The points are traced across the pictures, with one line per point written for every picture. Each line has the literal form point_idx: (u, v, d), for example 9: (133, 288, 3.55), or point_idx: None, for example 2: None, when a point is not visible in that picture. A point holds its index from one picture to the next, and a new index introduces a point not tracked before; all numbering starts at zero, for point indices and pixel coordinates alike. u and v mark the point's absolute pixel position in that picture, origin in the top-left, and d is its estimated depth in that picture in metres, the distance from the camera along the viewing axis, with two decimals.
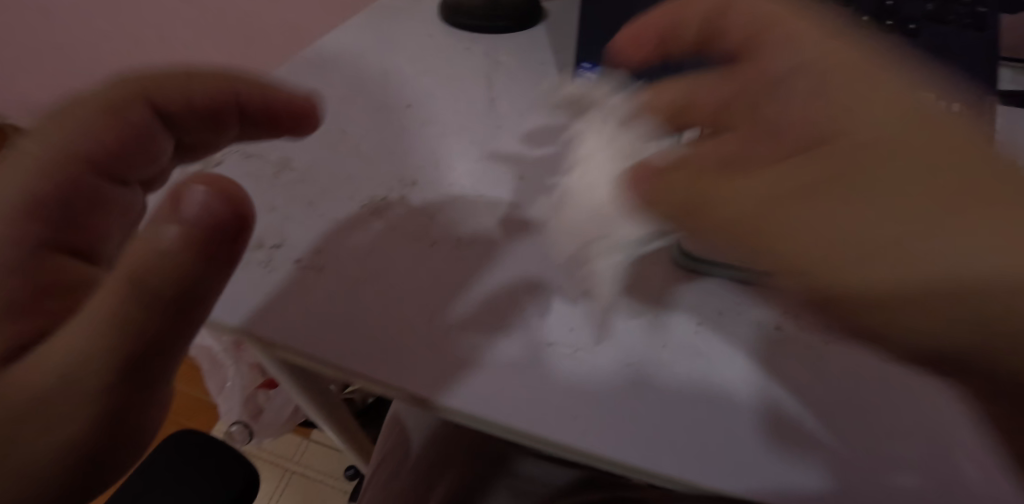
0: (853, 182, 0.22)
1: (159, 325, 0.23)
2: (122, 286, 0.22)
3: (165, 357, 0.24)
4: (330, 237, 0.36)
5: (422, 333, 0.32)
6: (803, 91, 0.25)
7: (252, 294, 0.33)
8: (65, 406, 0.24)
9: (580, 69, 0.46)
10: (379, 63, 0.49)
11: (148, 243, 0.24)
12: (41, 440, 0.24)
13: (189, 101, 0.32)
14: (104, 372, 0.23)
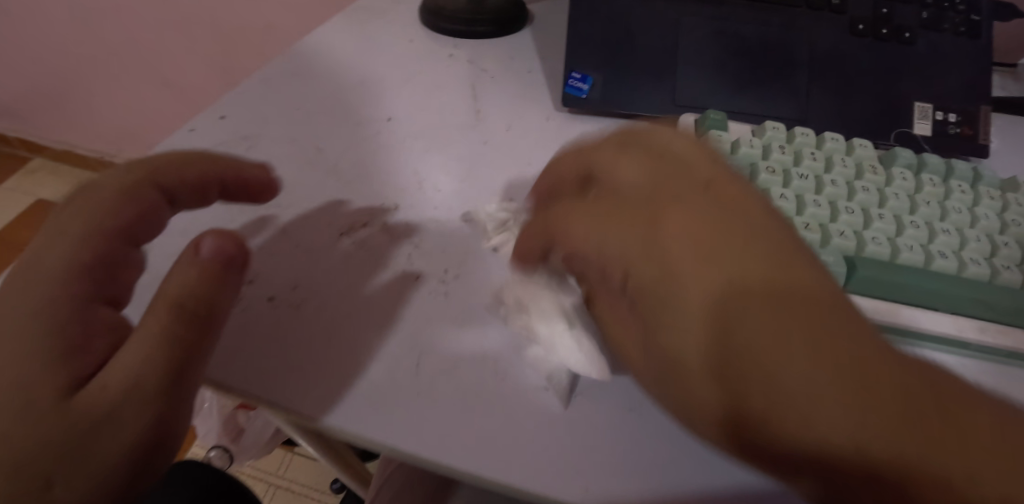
0: (779, 307, 0.24)
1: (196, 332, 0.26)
2: (174, 320, 0.26)
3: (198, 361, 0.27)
4: (307, 271, 0.34)
5: (409, 379, 0.30)
6: (689, 222, 0.27)
7: (222, 337, 0.31)
8: (131, 416, 0.25)
9: (571, 80, 0.45)
10: (354, 71, 0.46)
11: (174, 279, 0.27)
12: (122, 444, 0.24)
13: (184, 177, 0.31)
14: (162, 369, 0.25)
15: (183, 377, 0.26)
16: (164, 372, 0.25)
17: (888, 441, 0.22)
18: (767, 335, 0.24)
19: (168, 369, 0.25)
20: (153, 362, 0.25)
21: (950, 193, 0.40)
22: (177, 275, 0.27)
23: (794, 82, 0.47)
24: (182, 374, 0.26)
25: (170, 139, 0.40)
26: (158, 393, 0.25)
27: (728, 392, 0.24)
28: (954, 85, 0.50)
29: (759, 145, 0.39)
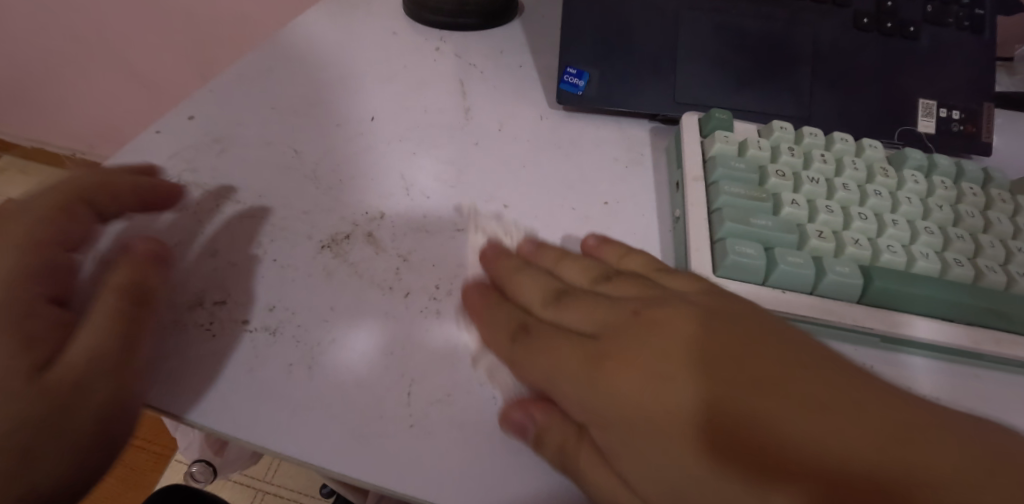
0: (746, 350, 0.27)
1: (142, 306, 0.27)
2: (121, 297, 0.27)
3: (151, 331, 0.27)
4: (286, 290, 0.31)
5: (400, 410, 0.28)
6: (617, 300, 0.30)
7: (195, 367, 0.28)
8: (97, 383, 0.25)
9: (566, 76, 0.42)
10: (332, 66, 0.43)
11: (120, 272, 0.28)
12: (92, 411, 0.25)
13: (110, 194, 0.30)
14: (116, 342, 0.26)
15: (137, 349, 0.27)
16: (116, 338, 0.26)
17: (870, 457, 0.23)
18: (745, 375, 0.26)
19: (120, 334, 0.26)
20: (102, 331, 0.26)
21: (961, 196, 0.38)
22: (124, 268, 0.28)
23: (798, 78, 0.45)
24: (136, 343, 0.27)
25: (133, 144, 0.36)
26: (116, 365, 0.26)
27: (720, 435, 0.25)
28: (958, 81, 0.48)
29: (767, 146, 0.37)
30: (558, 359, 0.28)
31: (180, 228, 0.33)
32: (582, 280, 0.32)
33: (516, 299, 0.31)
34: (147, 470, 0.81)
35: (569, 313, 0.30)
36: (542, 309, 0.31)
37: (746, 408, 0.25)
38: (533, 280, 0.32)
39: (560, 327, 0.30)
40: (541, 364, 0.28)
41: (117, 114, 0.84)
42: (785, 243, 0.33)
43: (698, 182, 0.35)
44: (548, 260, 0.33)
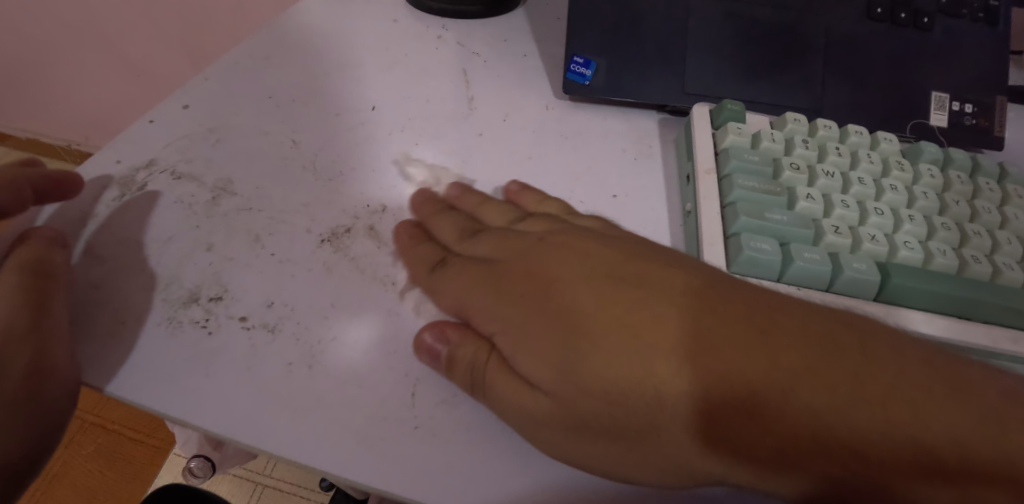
0: (720, 314, 0.27)
1: (37, 280, 0.27)
2: (22, 272, 0.27)
3: (54, 297, 0.28)
4: (285, 286, 0.30)
5: (405, 411, 0.27)
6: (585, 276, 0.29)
7: (191, 368, 0.27)
8: (18, 350, 0.26)
9: (573, 66, 0.41)
10: (331, 54, 0.41)
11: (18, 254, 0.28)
12: (21, 374, 0.25)
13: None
14: (20, 310, 0.26)
15: (49, 310, 0.27)
16: (26, 305, 0.27)
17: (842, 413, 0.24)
18: (721, 341, 0.26)
19: (28, 300, 0.27)
20: (10, 300, 0.27)
21: (978, 191, 0.38)
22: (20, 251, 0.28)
23: (810, 69, 0.44)
24: (47, 306, 0.27)
25: (125, 133, 0.35)
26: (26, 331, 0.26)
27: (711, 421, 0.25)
28: (972, 74, 0.47)
29: (780, 139, 0.36)
30: (483, 291, 0.30)
31: (173, 221, 0.32)
32: (498, 221, 0.34)
33: (435, 237, 0.33)
34: (144, 464, 0.80)
35: (487, 248, 0.32)
36: (457, 244, 0.33)
37: (722, 374, 0.25)
38: (449, 221, 0.34)
39: (472, 257, 0.32)
40: (483, 296, 0.29)
41: (110, 105, 0.83)
42: (800, 239, 0.32)
43: (710, 176, 0.34)
44: (467, 203, 0.35)
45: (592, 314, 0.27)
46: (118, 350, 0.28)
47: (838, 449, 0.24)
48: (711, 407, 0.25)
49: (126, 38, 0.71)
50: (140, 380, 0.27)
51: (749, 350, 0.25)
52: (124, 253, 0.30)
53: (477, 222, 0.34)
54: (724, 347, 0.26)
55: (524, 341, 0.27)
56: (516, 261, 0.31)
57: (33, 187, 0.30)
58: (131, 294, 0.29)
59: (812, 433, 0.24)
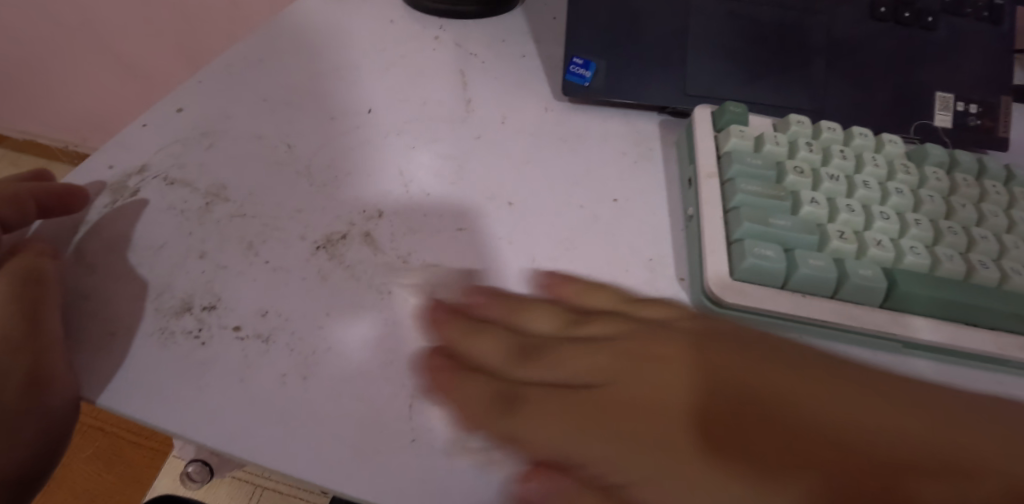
0: (729, 372, 0.30)
1: (32, 290, 0.27)
2: (15, 281, 0.27)
3: (49, 308, 0.27)
4: (280, 294, 0.30)
5: (402, 423, 0.27)
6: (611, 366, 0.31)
7: (183, 379, 0.27)
8: (14, 362, 0.25)
9: (572, 67, 0.40)
10: (327, 56, 0.41)
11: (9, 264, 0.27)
12: (17, 385, 0.24)
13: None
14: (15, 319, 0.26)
15: (44, 321, 0.26)
16: (18, 318, 0.26)
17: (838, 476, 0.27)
18: (737, 398, 0.29)
19: (22, 314, 0.26)
20: (3, 313, 0.26)
21: (984, 194, 0.37)
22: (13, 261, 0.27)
23: (813, 69, 0.43)
24: (41, 317, 0.26)
25: (116, 138, 0.34)
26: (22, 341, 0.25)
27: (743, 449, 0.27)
28: (976, 74, 0.46)
29: (784, 141, 0.35)
30: (534, 399, 0.28)
31: (166, 228, 0.31)
32: (545, 328, 0.31)
33: (487, 347, 0.30)
34: (142, 467, 0.79)
35: (544, 323, 0.31)
36: (510, 359, 0.30)
37: (752, 453, 0.27)
38: (545, 320, 0.31)
39: (540, 388, 0.29)
40: (541, 421, 0.27)
41: (107, 106, 0.82)
42: (805, 243, 0.32)
43: (713, 179, 0.34)
44: (502, 311, 0.31)
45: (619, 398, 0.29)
46: (109, 361, 0.27)
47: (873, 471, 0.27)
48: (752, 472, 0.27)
49: (121, 38, 0.70)
50: (131, 393, 0.26)
51: (760, 387, 0.30)
52: (115, 262, 0.30)
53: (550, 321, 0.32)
54: (737, 383, 0.30)
55: (557, 427, 0.27)
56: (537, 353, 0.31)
57: (36, 201, 0.30)
58: (123, 304, 0.28)
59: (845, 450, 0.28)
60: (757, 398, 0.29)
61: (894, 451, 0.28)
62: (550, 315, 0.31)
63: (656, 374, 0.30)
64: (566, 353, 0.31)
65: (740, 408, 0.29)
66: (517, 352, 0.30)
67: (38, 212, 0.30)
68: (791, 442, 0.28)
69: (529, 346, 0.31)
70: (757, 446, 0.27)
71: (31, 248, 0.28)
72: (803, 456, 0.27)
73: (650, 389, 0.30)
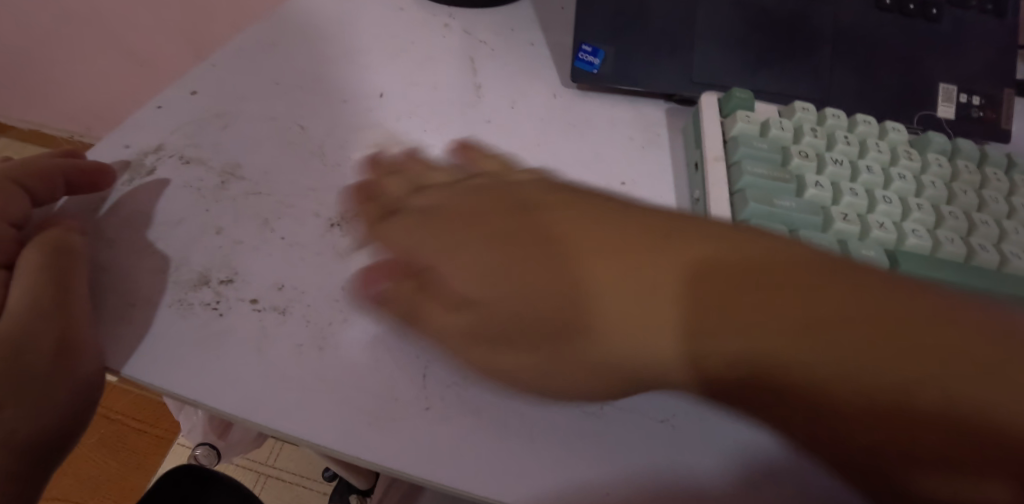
0: (737, 288, 0.26)
1: (63, 259, 0.28)
2: (45, 250, 0.27)
3: (77, 277, 0.28)
4: (295, 269, 0.30)
5: (415, 393, 0.27)
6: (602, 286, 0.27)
7: (202, 349, 0.27)
8: (44, 329, 0.26)
9: (581, 54, 0.41)
10: (338, 41, 0.41)
11: (43, 235, 0.28)
12: (48, 352, 0.26)
13: (31, 172, 0.30)
14: (47, 288, 0.26)
15: (73, 290, 0.27)
16: (46, 287, 0.26)
17: (885, 380, 0.23)
18: (722, 312, 0.25)
19: (50, 285, 0.27)
20: (34, 280, 0.27)
21: (985, 181, 0.38)
22: (47, 233, 0.28)
23: (818, 59, 0.44)
24: (69, 286, 0.27)
25: (132, 118, 0.35)
26: (52, 308, 0.26)
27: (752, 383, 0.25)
28: (978, 66, 0.47)
29: (789, 126, 0.35)
30: (438, 237, 0.30)
31: (183, 205, 0.32)
32: (401, 191, 0.33)
33: (384, 196, 0.33)
34: (146, 454, 0.80)
35: (424, 200, 0.33)
36: (405, 198, 0.33)
37: (734, 356, 0.25)
38: (404, 180, 0.34)
39: (417, 208, 0.32)
40: (462, 256, 0.29)
41: (113, 95, 0.82)
42: (809, 224, 0.32)
43: (719, 162, 0.34)
44: (374, 178, 0.34)
45: (553, 304, 0.27)
46: (129, 332, 0.28)
47: (844, 402, 0.24)
48: (727, 384, 0.26)
49: (127, 27, 0.71)
50: (152, 362, 0.27)
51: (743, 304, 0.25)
52: (134, 237, 0.30)
53: (422, 182, 0.34)
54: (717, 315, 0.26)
55: (477, 270, 0.28)
56: (452, 212, 0.31)
57: (64, 179, 0.30)
58: (141, 278, 0.29)
59: (842, 390, 0.24)
60: (754, 285, 0.26)
61: (890, 398, 0.23)
62: (400, 182, 0.34)
63: (650, 279, 0.27)
64: (462, 219, 0.31)
65: (723, 347, 0.25)
66: (394, 233, 0.31)
67: (65, 190, 0.31)
68: (797, 382, 0.24)
69: (409, 226, 0.31)
70: (733, 358, 0.25)
71: (59, 224, 0.29)
72: (765, 376, 0.25)
73: (608, 298, 0.27)
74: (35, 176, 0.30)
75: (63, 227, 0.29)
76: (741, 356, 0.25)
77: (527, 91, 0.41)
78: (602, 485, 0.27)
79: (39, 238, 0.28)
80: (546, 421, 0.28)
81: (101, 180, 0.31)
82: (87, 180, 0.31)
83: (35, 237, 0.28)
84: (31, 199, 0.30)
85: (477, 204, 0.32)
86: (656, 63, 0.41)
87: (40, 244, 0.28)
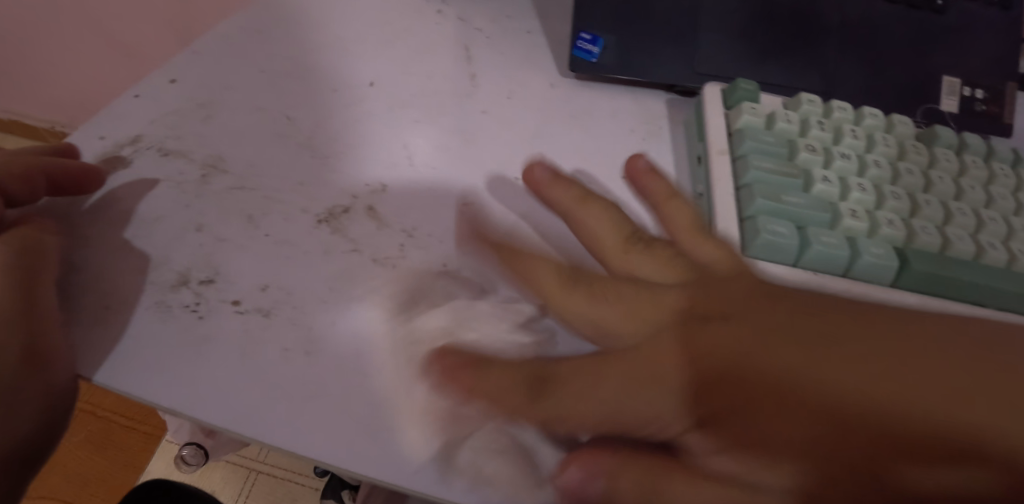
0: (755, 408, 0.27)
1: (25, 259, 0.26)
2: (8, 250, 0.25)
3: (41, 280, 0.26)
4: (281, 268, 0.29)
5: (409, 398, 0.26)
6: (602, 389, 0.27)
7: (181, 353, 0.26)
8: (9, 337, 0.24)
9: (580, 42, 0.39)
10: (329, 27, 0.39)
11: (11, 234, 0.26)
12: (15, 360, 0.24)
13: (9, 168, 0.28)
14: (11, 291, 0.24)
15: (37, 293, 0.25)
16: (15, 287, 0.25)
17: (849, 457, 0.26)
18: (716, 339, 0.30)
19: (18, 285, 0.25)
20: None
21: (993, 176, 0.37)
22: (14, 233, 0.26)
23: (822, 50, 0.43)
24: (34, 290, 0.25)
25: (109, 108, 0.33)
26: (16, 312, 0.24)
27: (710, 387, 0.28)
28: (982, 59, 0.45)
29: (796, 119, 0.34)
30: (597, 385, 0.27)
31: (163, 200, 0.30)
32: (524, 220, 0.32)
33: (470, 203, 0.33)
34: (137, 450, 0.78)
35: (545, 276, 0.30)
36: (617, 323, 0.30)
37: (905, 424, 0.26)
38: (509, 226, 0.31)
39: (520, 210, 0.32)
40: (590, 384, 0.27)
41: (95, 81, 0.79)
42: (817, 222, 0.32)
43: (723, 156, 0.33)
44: None
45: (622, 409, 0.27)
46: (104, 335, 0.26)
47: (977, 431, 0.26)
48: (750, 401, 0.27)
49: (108, 13, 0.67)
50: (129, 369, 0.25)
51: (744, 374, 0.28)
52: (110, 235, 0.29)
53: (373, 204, 0.32)
54: (785, 427, 0.27)
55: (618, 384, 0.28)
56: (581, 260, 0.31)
57: (48, 177, 0.28)
58: (118, 279, 0.27)
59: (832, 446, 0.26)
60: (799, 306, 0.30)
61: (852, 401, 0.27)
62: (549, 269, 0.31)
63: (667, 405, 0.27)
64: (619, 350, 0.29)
65: (735, 367, 0.28)
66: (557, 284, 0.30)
67: (48, 189, 0.28)
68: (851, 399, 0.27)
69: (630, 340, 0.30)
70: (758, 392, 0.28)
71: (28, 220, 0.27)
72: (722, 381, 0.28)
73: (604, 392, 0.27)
74: (13, 172, 0.28)
75: (31, 228, 0.27)
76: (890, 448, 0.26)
77: (525, 80, 0.40)
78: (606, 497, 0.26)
79: (9, 238, 0.26)
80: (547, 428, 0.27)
81: (84, 177, 0.29)
82: (68, 177, 0.29)
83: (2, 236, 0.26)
84: (11, 199, 0.28)
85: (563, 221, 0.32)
86: (658, 53, 0.40)
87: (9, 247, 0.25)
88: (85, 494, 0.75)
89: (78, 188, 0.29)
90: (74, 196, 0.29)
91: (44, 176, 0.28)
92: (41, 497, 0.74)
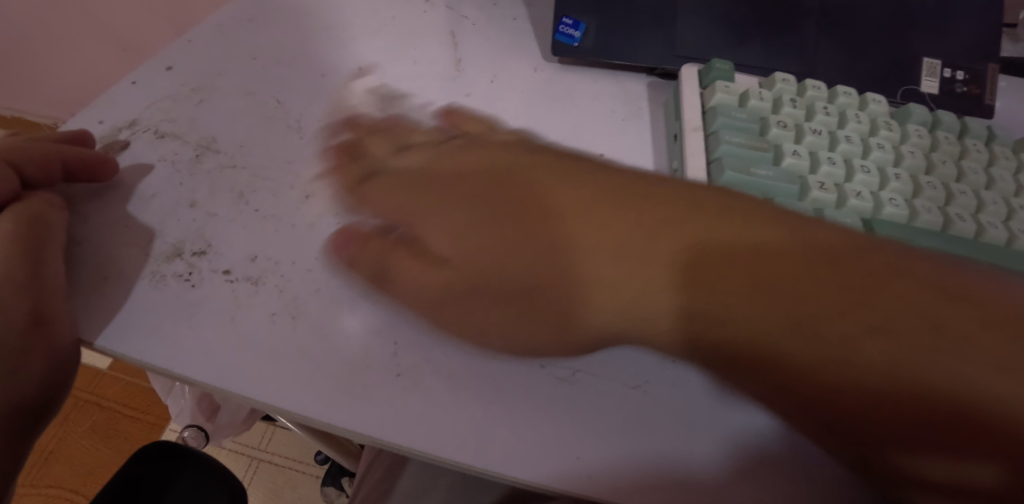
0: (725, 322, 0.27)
1: (31, 232, 0.27)
2: (11, 223, 0.27)
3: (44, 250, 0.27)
4: (269, 240, 0.30)
5: (389, 360, 0.28)
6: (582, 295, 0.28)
7: (173, 319, 0.27)
8: (12, 303, 0.25)
9: (562, 27, 0.40)
10: (318, 16, 0.40)
11: (18, 209, 0.28)
12: (18, 325, 0.25)
13: (29, 152, 0.29)
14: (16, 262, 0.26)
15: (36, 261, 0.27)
16: (15, 258, 0.26)
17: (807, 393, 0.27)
18: (723, 291, 0.27)
19: (20, 255, 0.26)
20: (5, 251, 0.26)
21: (965, 152, 0.38)
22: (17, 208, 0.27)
23: (802, 33, 0.44)
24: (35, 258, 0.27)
25: (107, 94, 0.34)
26: (20, 281, 0.26)
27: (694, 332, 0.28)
28: (963, 41, 0.46)
29: (769, 97, 0.36)
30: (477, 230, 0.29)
31: (158, 179, 0.31)
32: (384, 152, 0.34)
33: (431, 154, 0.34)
34: (141, 439, 0.80)
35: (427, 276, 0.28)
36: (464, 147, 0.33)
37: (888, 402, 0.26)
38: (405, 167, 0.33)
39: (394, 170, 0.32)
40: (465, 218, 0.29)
41: (99, 80, 0.80)
42: (785, 194, 0.33)
43: (697, 133, 0.34)
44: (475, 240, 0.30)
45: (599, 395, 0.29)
46: (103, 303, 0.27)
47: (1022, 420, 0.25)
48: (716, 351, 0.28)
49: (112, 11, 0.68)
50: (127, 336, 0.27)
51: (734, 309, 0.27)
52: (107, 211, 0.30)
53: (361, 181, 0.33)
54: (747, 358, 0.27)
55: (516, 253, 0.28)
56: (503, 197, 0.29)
57: (62, 162, 0.30)
58: (116, 252, 0.29)
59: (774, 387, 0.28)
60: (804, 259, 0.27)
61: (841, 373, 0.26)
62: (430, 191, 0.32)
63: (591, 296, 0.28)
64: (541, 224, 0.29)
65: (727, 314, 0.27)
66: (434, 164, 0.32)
67: (64, 173, 0.30)
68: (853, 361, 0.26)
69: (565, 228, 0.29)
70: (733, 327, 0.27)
71: (26, 194, 0.29)
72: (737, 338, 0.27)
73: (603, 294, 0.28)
74: (33, 156, 0.29)
75: (35, 203, 0.28)
76: (882, 422, 0.26)
77: (510, 63, 0.41)
78: (580, 472, 0.27)
79: (15, 215, 0.27)
80: (523, 387, 0.28)
81: (97, 166, 0.30)
82: (82, 163, 0.30)
83: (13, 211, 0.27)
84: (26, 181, 0.29)
85: (438, 166, 0.32)
86: (639, 37, 0.41)
87: (21, 223, 0.27)
88: (90, 482, 0.76)
89: (92, 174, 0.30)
90: (85, 181, 0.30)
91: (62, 161, 0.30)
92: (47, 485, 0.75)
